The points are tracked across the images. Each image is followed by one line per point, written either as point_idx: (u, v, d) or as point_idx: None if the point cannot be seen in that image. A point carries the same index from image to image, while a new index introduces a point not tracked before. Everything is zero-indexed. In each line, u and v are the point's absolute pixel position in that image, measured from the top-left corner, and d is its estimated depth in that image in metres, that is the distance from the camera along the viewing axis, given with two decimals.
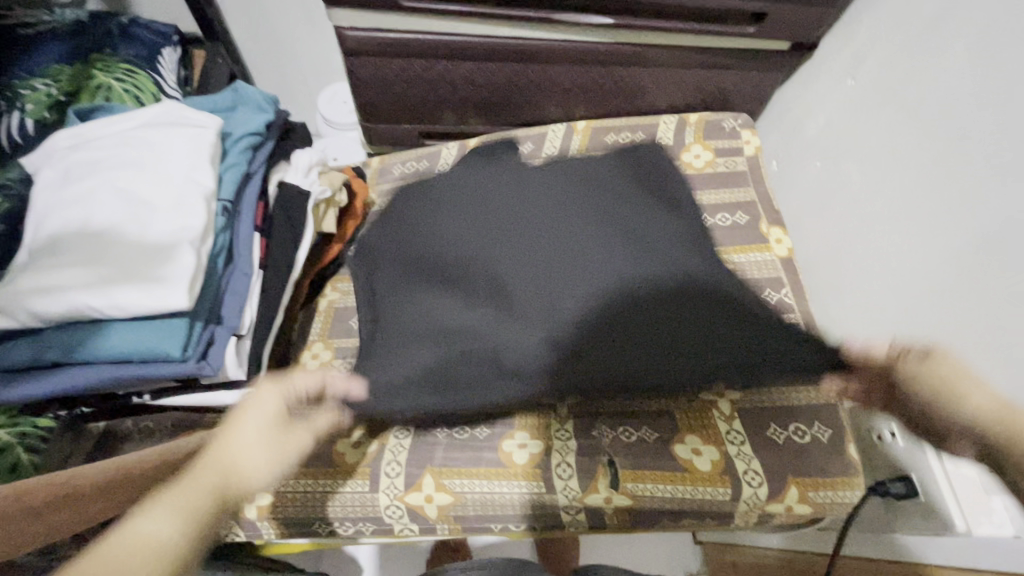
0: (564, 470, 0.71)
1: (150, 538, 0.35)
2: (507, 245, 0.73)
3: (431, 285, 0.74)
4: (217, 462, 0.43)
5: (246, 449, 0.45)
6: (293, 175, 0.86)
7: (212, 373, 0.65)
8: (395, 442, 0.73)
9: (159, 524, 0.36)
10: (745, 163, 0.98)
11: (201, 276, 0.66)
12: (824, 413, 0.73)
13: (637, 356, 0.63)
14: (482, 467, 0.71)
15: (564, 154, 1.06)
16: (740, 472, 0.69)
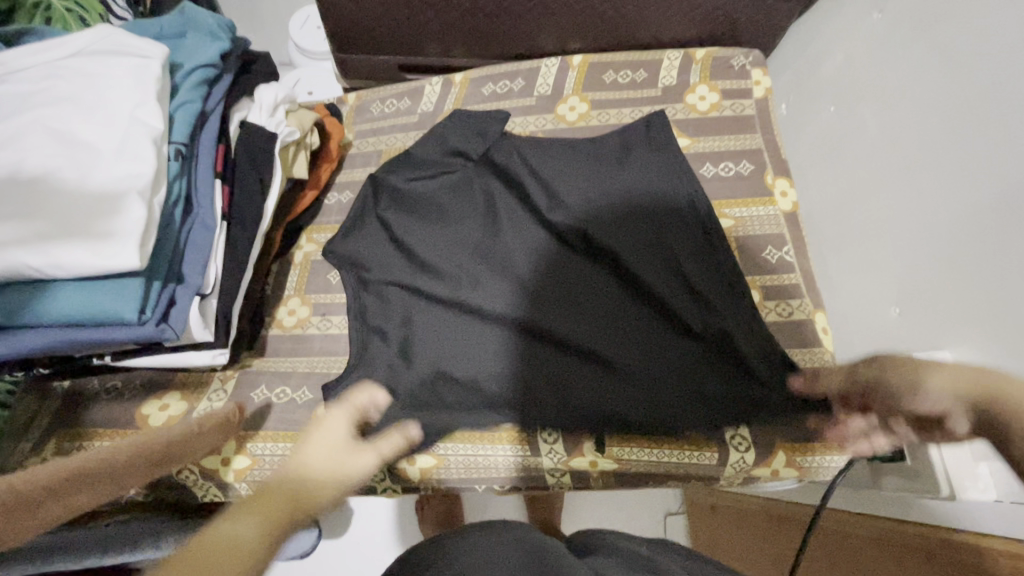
0: (550, 434, 0.69)
1: (235, 538, 0.35)
2: (509, 284, 0.77)
3: (431, 283, 0.78)
4: (289, 468, 0.45)
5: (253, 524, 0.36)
6: (257, 114, 0.78)
7: (173, 336, 0.60)
8: None
9: (238, 528, 0.35)
10: (753, 108, 0.91)
11: (155, 230, 0.60)
12: None
13: (625, 397, 0.68)
14: (466, 430, 0.70)
15: (558, 93, 0.97)
16: (728, 437, 0.68)
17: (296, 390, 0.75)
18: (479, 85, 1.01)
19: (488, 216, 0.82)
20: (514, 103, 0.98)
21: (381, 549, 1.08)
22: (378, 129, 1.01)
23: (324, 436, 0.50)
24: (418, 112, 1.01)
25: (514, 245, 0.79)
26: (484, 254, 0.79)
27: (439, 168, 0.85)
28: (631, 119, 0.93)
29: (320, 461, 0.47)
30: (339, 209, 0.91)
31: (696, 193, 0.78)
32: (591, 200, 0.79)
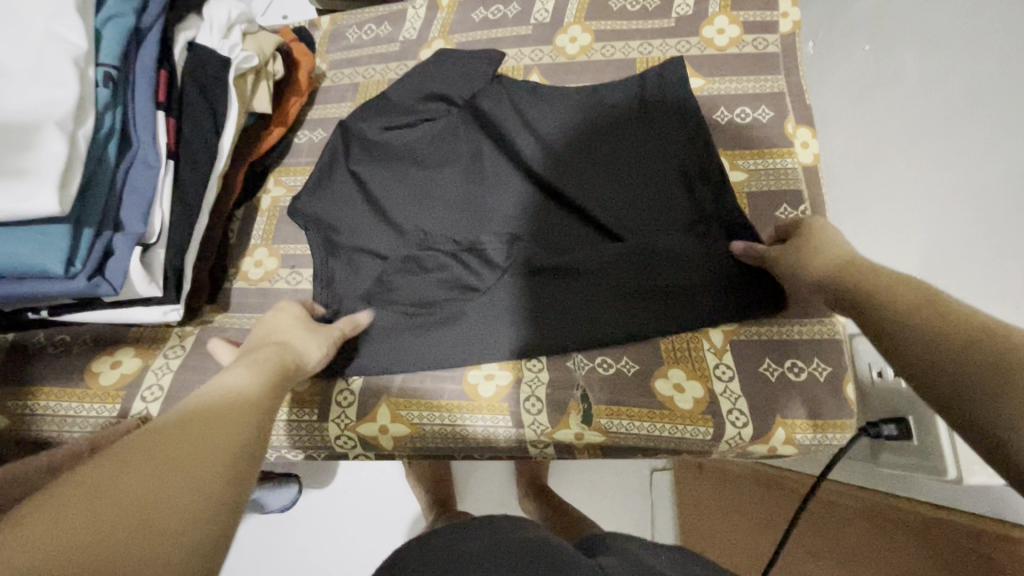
0: (533, 406, 0.64)
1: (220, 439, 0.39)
2: (498, 245, 0.71)
3: (393, 238, 0.73)
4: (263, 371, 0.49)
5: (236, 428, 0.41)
6: (207, 35, 0.67)
7: (111, 291, 0.54)
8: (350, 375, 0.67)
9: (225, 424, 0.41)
10: (777, 44, 0.80)
11: (82, 169, 0.51)
12: (825, 348, 0.65)
13: (590, 323, 0.66)
14: (440, 400, 0.65)
15: (557, 21, 0.86)
16: (725, 411, 0.63)
17: None
18: (468, 10, 0.89)
19: (468, 167, 0.77)
20: (507, 30, 0.86)
21: (359, 501, 1.05)
22: (355, 59, 0.90)
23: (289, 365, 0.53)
24: (400, 40, 0.90)
25: (491, 188, 0.75)
26: (455, 198, 0.75)
27: (418, 115, 0.79)
28: (639, 53, 0.82)
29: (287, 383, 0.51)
30: (310, 150, 0.82)
31: (704, 160, 0.72)
32: (588, 148, 0.75)
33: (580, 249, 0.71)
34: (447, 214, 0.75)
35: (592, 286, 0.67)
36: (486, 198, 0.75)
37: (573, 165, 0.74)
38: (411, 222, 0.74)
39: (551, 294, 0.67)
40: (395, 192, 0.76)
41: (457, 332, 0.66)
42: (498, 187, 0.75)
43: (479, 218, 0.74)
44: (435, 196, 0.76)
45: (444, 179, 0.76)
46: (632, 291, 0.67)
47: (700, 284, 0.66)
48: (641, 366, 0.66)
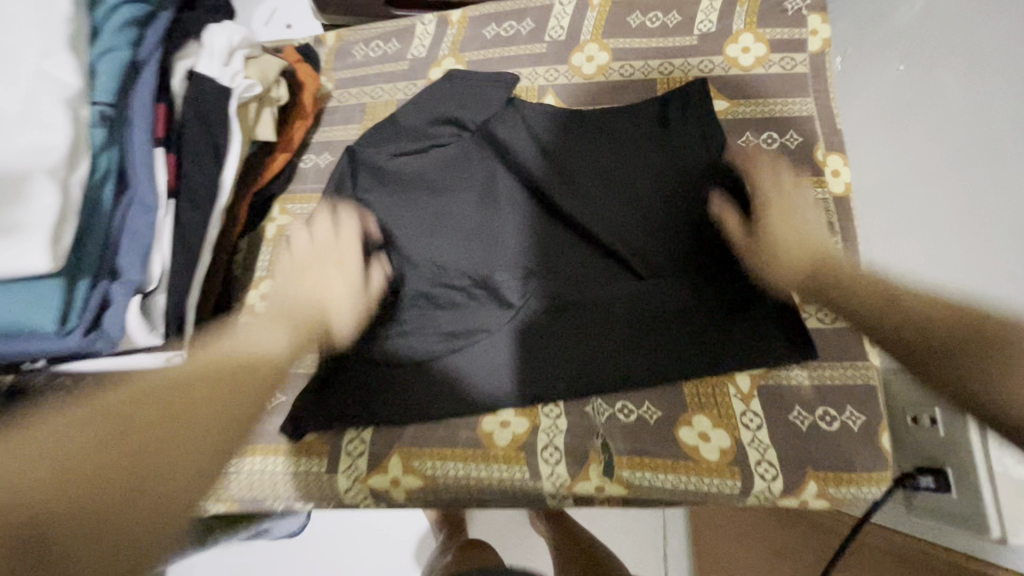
0: (551, 455, 0.62)
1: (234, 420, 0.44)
2: (513, 278, 0.68)
3: (404, 271, 0.70)
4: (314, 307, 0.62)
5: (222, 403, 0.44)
6: (207, 62, 0.64)
7: (107, 346, 0.51)
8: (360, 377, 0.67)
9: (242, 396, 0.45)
10: (806, 64, 0.75)
11: (76, 218, 0.48)
12: (859, 395, 0.62)
13: (610, 367, 0.64)
14: (457, 448, 0.62)
15: (573, 38, 0.82)
16: (753, 462, 0.60)
17: (267, 392, 0.66)
18: (479, 26, 0.85)
19: (483, 196, 0.73)
20: (521, 48, 0.82)
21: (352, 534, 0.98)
22: (362, 77, 0.87)
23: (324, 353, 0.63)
24: (408, 57, 0.86)
25: (507, 216, 0.72)
26: (469, 226, 0.72)
27: (429, 140, 0.75)
28: (660, 72, 0.78)
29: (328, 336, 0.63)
30: (317, 177, 0.79)
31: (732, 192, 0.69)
32: (608, 175, 0.71)
33: (600, 283, 0.67)
34: (459, 243, 0.71)
35: (611, 326, 0.65)
36: (503, 226, 0.71)
37: (594, 194, 0.71)
38: (422, 251, 0.71)
39: (569, 334, 0.65)
40: (405, 220, 0.73)
41: (472, 374, 0.64)
42: (513, 215, 0.72)
43: (494, 248, 0.70)
44: (447, 224, 0.72)
45: (458, 206, 0.73)
46: (654, 332, 0.64)
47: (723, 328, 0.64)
48: (665, 415, 0.63)
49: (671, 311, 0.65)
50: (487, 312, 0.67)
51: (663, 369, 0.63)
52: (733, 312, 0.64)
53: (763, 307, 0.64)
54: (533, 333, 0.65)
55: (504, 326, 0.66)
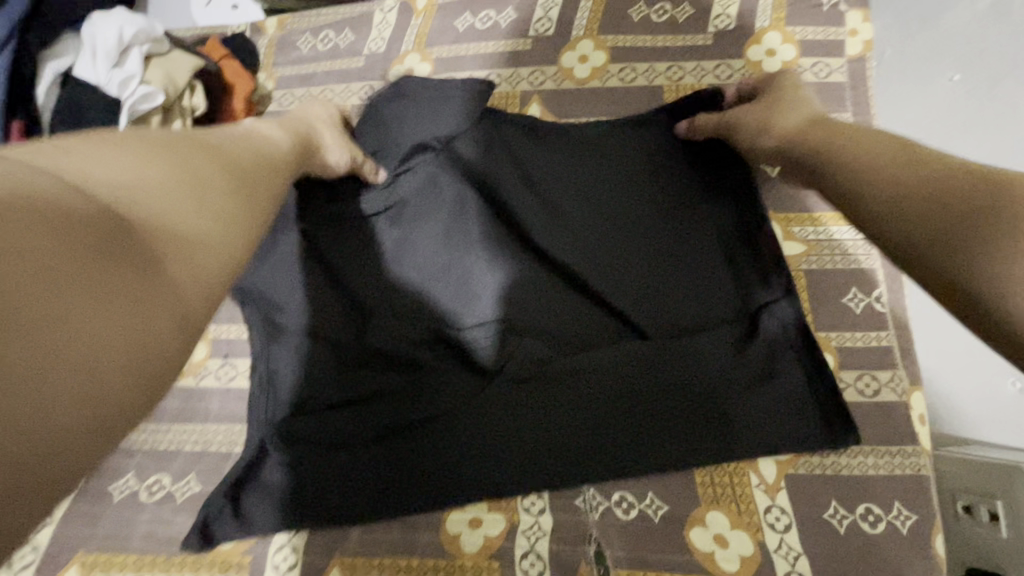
0: (532, 565, 0.50)
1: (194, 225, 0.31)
2: (486, 338, 0.54)
3: (351, 327, 0.56)
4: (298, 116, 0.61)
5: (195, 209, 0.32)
6: (89, 64, 0.50)
7: None
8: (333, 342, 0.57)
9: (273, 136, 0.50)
10: (843, 72, 0.63)
11: None
12: (908, 487, 0.51)
13: (604, 455, 0.52)
14: (414, 558, 0.50)
15: (563, 33, 0.68)
16: (780, 575, 0.49)
17: (179, 481, 0.53)
18: (450, 15, 0.70)
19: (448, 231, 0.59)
20: (500, 45, 0.68)
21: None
22: (308, 76, 0.72)
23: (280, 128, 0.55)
24: (365, 53, 0.71)
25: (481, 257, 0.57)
26: (433, 269, 0.58)
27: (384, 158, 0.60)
28: (668, 78, 0.65)
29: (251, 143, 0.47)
30: None
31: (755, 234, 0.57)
32: (605, 212, 0.58)
33: (594, 346, 0.55)
34: (421, 291, 0.57)
35: (608, 403, 0.52)
36: (475, 270, 0.57)
37: (590, 233, 0.57)
38: (375, 302, 0.57)
39: (555, 414, 0.52)
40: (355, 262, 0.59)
41: (433, 464, 0.51)
42: (489, 255, 0.57)
43: (464, 298, 0.56)
44: (406, 267, 0.58)
45: (420, 242, 0.59)
46: (661, 411, 0.52)
47: (745, 407, 0.52)
48: (673, 513, 0.51)
49: (681, 386, 0.52)
50: (453, 383, 0.53)
51: (670, 458, 0.51)
52: (756, 386, 0.53)
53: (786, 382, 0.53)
54: (510, 413, 0.52)
55: (473, 404, 0.53)
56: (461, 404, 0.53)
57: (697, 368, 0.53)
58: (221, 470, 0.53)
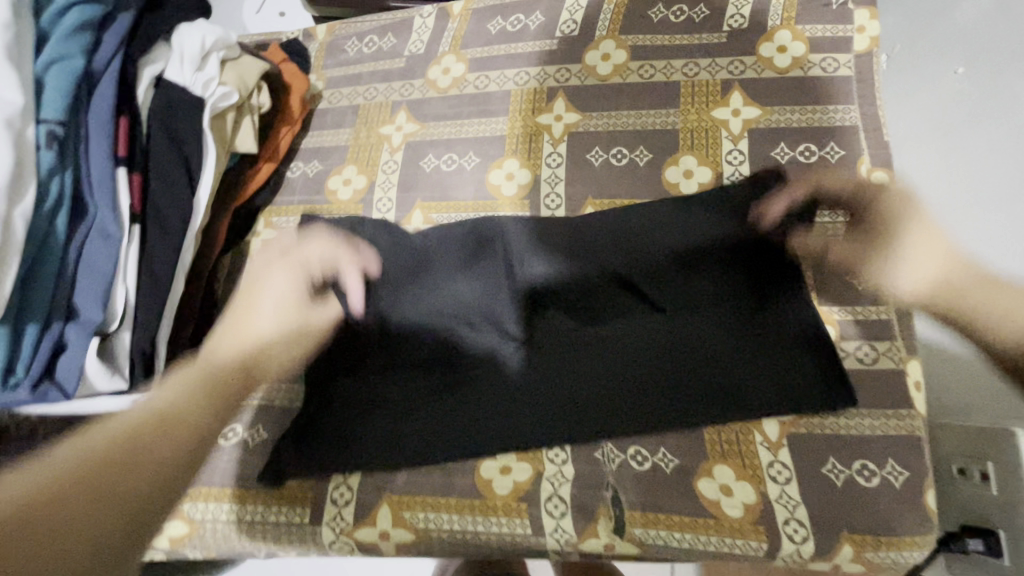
0: (556, 507, 0.56)
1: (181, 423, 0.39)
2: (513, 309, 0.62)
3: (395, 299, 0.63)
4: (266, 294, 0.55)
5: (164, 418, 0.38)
6: (177, 67, 0.57)
7: (63, 395, 0.46)
8: None
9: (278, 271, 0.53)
10: (850, 66, 0.67)
11: (19, 257, 0.43)
12: (903, 447, 0.55)
13: (625, 412, 0.58)
14: (452, 498, 0.57)
15: (587, 34, 0.73)
16: (781, 521, 0.54)
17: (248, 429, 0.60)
18: (483, 20, 0.77)
19: (479, 228, 0.66)
20: (529, 46, 0.75)
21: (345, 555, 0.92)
22: (355, 76, 0.79)
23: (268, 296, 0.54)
24: (405, 55, 0.79)
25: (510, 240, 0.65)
26: (466, 251, 0.65)
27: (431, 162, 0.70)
28: (683, 74, 0.70)
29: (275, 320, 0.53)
30: (305, 188, 0.73)
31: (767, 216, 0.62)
32: (621, 208, 0.65)
33: (610, 317, 0.61)
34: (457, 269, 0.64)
35: (626, 368, 0.58)
36: (503, 251, 0.64)
37: (605, 222, 0.64)
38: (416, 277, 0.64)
39: (578, 376, 0.59)
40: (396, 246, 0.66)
41: (471, 417, 0.58)
42: (514, 239, 0.64)
43: (495, 277, 0.63)
44: (442, 249, 0.65)
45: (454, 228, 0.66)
46: (673, 375, 0.58)
47: (750, 373, 0.57)
48: (683, 464, 0.57)
49: (692, 352, 0.58)
50: (487, 349, 0.60)
51: (684, 416, 0.57)
52: (761, 355, 0.58)
53: (790, 353, 0.58)
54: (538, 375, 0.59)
55: (506, 367, 0.59)
56: (493, 367, 0.59)
57: (707, 337, 0.59)
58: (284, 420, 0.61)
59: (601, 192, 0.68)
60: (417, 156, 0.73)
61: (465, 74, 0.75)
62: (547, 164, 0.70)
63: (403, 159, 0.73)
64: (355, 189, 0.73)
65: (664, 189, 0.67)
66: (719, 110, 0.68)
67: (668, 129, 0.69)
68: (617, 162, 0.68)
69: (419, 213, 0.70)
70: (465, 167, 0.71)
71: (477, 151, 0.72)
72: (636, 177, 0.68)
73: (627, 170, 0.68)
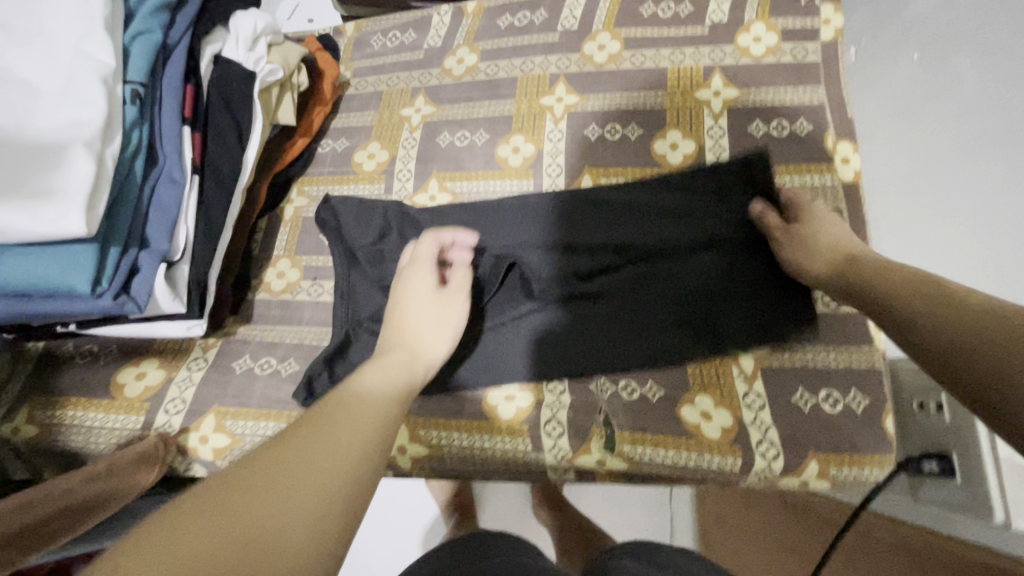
0: (554, 429, 0.63)
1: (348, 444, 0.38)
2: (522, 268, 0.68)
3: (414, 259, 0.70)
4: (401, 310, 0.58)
5: (327, 436, 0.37)
6: (233, 48, 0.67)
7: (136, 308, 0.54)
8: None
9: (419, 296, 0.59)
10: (818, 53, 0.76)
11: (108, 189, 0.51)
12: (864, 379, 0.62)
13: (618, 356, 0.64)
14: (461, 421, 0.64)
15: (585, 28, 0.83)
16: (754, 442, 0.61)
17: (281, 361, 0.68)
18: (493, 16, 0.87)
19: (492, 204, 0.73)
20: (535, 39, 0.84)
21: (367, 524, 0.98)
22: (379, 66, 0.89)
23: (413, 294, 0.59)
24: (425, 48, 0.88)
25: (521, 212, 0.72)
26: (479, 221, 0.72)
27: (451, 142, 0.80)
28: (670, 61, 0.79)
29: (404, 314, 0.57)
30: (334, 161, 0.83)
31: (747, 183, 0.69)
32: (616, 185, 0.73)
33: (610, 275, 0.67)
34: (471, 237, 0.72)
35: (621, 317, 0.65)
36: (513, 222, 0.72)
37: (605, 198, 0.71)
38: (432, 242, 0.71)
39: (578, 325, 0.65)
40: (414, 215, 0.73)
41: (480, 357, 0.65)
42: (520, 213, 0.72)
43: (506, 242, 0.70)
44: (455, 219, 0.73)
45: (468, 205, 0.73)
46: (665, 326, 0.64)
47: (734, 326, 0.63)
48: (670, 393, 0.63)
49: (682, 305, 0.64)
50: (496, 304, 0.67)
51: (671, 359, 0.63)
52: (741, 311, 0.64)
53: (767, 287, 0.64)
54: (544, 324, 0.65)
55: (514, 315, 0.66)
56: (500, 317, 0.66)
57: (699, 292, 0.64)
58: (312, 353, 0.69)
59: (598, 162, 0.76)
60: (433, 133, 0.82)
61: (477, 63, 0.85)
62: (549, 139, 0.78)
63: (421, 136, 0.82)
64: (377, 162, 0.81)
65: (652, 159, 0.75)
66: (702, 91, 0.77)
67: (657, 109, 0.77)
68: (611, 136, 0.77)
69: (434, 181, 0.79)
70: (476, 142, 0.80)
71: (487, 128, 0.81)
72: (629, 149, 0.76)
73: (620, 143, 0.76)
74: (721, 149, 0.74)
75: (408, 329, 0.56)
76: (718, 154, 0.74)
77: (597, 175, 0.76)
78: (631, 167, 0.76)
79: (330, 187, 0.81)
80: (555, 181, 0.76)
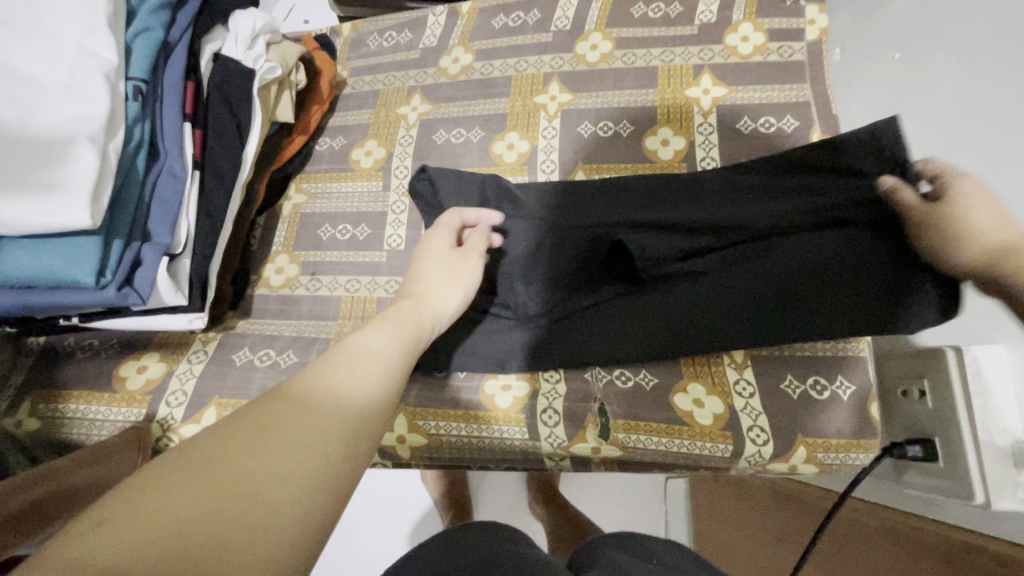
0: (550, 417, 0.65)
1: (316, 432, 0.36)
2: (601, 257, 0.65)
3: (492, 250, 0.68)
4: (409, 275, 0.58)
5: (310, 398, 0.37)
6: (232, 47, 0.68)
7: (139, 300, 0.55)
8: (393, 232, 0.76)
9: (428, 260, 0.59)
10: (803, 52, 0.78)
11: (112, 182, 0.53)
12: (850, 366, 0.64)
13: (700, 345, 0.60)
14: (459, 410, 0.66)
15: (578, 28, 0.85)
16: (744, 428, 0.62)
17: (280, 353, 0.69)
18: (488, 17, 0.89)
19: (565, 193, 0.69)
20: (529, 38, 0.86)
21: (362, 514, 0.99)
22: (375, 65, 0.91)
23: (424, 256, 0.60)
24: (420, 47, 0.90)
25: (600, 201, 0.68)
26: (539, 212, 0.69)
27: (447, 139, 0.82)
28: (660, 60, 0.81)
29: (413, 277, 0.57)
30: (332, 158, 0.84)
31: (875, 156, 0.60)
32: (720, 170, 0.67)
33: (695, 263, 0.62)
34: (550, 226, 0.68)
35: (707, 308, 0.60)
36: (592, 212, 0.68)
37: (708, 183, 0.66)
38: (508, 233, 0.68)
39: (661, 315, 0.61)
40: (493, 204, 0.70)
41: (487, 346, 0.65)
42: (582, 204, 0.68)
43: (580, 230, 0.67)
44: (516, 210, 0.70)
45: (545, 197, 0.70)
46: (765, 314, 0.58)
47: (857, 313, 0.55)
48: (663, 382, 0.65)
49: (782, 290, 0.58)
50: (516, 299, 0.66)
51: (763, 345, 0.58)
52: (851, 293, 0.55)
53: (899, 271, 0.55)
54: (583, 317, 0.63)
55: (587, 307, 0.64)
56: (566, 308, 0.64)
57: (806, 276, 0.57)
58: (311, 346, 0.70)
59: (591, 158, 0.78)
60: (430, 130, 0.83)
61: (472, 63, 0.87)
62: (544, 136, 0.80)
63: (418, 133, 0.83)
64: (375, 158, 0.83)
65: (644, 154, 0.77)
66: (692, 89, 0.79)
67: (648, 106, 0.79)
68: (604, 133, 0.79)
69: None
70: (471, 139, 0.82)
71: (483, 126, 0.82)
72: (621, 144, 0.78)
73: (613, 139, 0.78)
74: (711, 144, 0.76)
75: (421, 280, 0.57)
76: (708, 149, 0.76)
77: (591, 170, 0.77)
78: (623, 162, 0.77)
79: (328, 183, 0.82)
80: (550, 176, 0.78)
